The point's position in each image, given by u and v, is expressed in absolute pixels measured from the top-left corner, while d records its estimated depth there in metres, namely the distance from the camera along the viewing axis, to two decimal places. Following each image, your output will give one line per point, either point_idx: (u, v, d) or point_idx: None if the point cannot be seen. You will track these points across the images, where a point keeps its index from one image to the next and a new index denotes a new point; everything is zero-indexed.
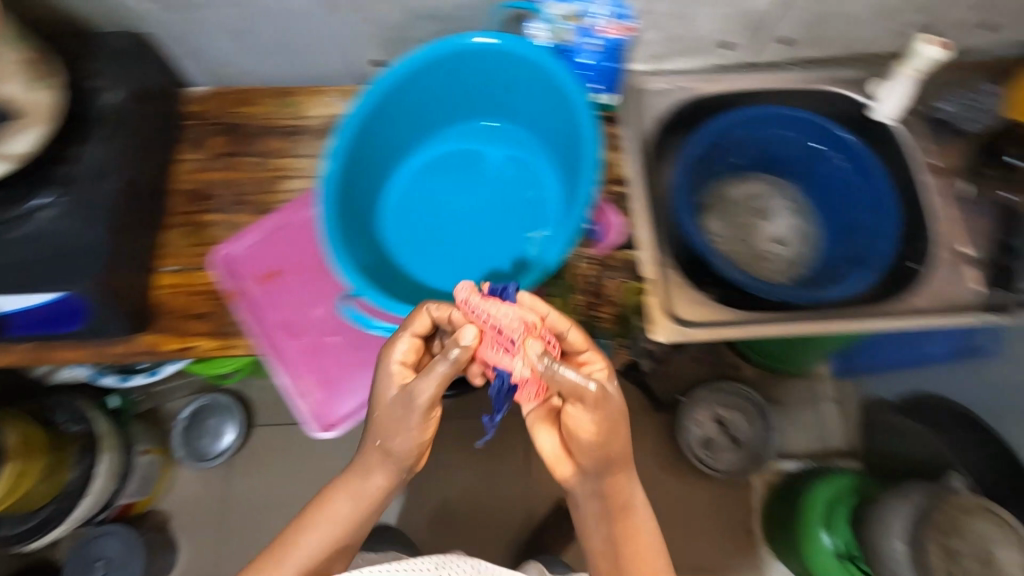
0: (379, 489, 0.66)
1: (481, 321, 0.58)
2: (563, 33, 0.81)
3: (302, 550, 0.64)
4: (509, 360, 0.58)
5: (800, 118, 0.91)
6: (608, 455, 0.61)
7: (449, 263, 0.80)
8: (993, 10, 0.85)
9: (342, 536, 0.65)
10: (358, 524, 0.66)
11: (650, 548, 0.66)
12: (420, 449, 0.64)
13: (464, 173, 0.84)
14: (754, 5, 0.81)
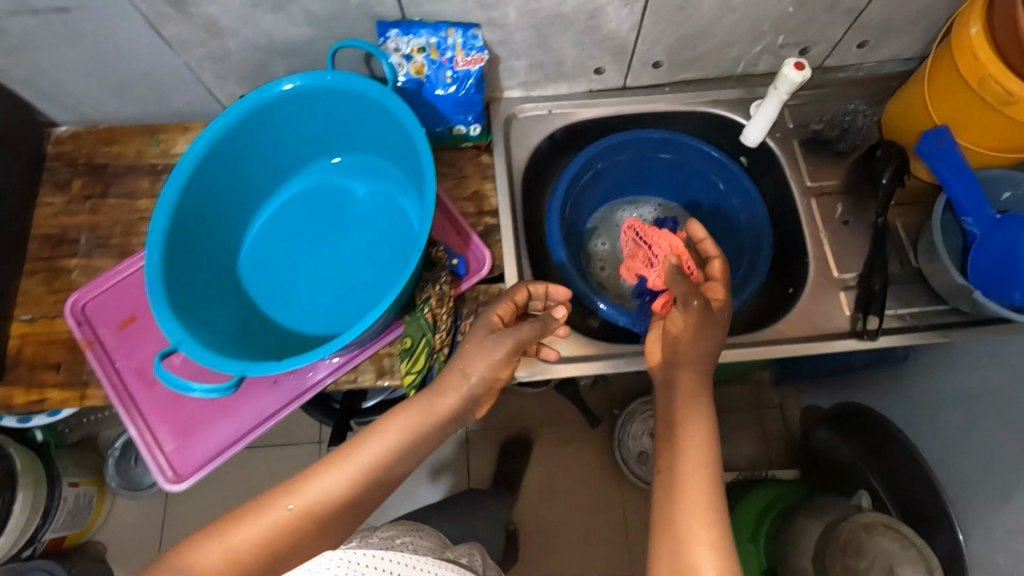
0: (448, 409, 0.63)
1: (642, 244, 0.82)
2: (416, 66, 0.78)
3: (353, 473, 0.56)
4: (651, 271, 0.79)
5: (679, 142, 0.90)
6: (687, 354, 0.62)
7: (305, 304, 0.78)
8: (861, 28, 0.84)
9: (387, 469, 0.58)
10: (405, 454, 0.60)
11: (692, 473, 0.55)
12: (485, 392, 0.65)
13: (330, 212, 0.82)
14: (612, 31, 0.79)
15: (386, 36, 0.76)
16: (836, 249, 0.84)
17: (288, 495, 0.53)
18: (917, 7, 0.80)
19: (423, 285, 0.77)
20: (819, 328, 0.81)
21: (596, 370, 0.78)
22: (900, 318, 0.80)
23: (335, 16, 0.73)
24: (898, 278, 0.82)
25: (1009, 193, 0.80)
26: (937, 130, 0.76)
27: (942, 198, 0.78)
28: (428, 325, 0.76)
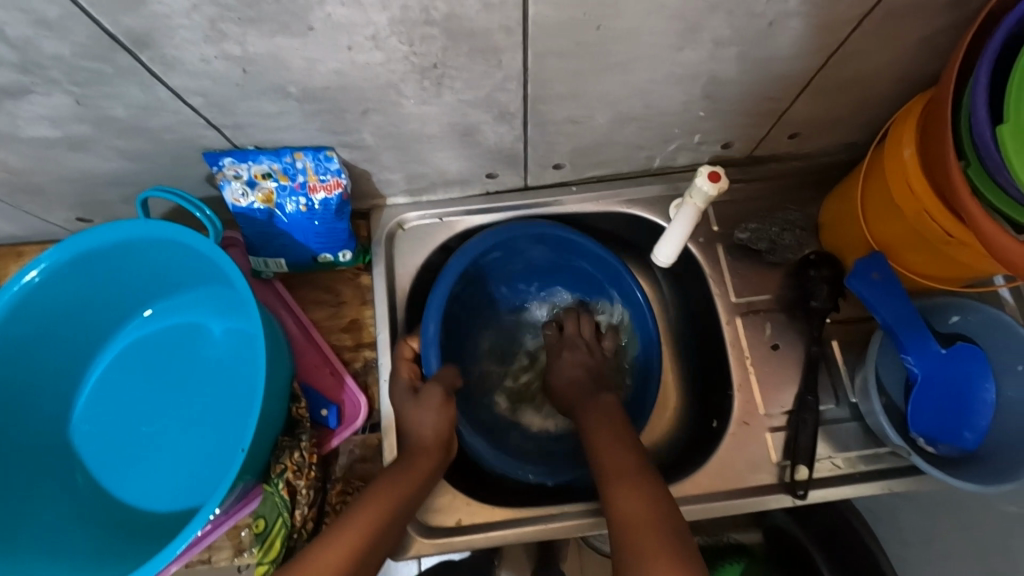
0: (427, 471, 0.64)
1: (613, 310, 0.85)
2: (263, 194, 0.66)
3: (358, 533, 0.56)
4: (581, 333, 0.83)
5: (574, 244, 0.79)
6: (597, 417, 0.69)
7: (144, 479, 0.66)
8: (790, 123, 0.71)
9: (384, 533, 0.58)
10: (398, 514, 0.60)
11: (635, 500, 0.57)
12: (448, 441, 0.68)
13: (174, 360, 0.69)
14: (494, 144, 0.67)
15: (220, 164, 0.63)
16: (765, 379, 0.73)
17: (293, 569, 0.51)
18: (854, 104, 0.68)
19: (279, 454, 0.67)
20: (745, 476, 0.71)
21: (483, 543, 0.68)
22: (836, 463, 0.70)
23: (151, 151, 0.61)
24: (833, 416, 0.72)
25: (957, 316, 0.70)
26: (870, 260, 0.66)
27: (878, 332, 0.68)
28: (284, 504, 0.66)
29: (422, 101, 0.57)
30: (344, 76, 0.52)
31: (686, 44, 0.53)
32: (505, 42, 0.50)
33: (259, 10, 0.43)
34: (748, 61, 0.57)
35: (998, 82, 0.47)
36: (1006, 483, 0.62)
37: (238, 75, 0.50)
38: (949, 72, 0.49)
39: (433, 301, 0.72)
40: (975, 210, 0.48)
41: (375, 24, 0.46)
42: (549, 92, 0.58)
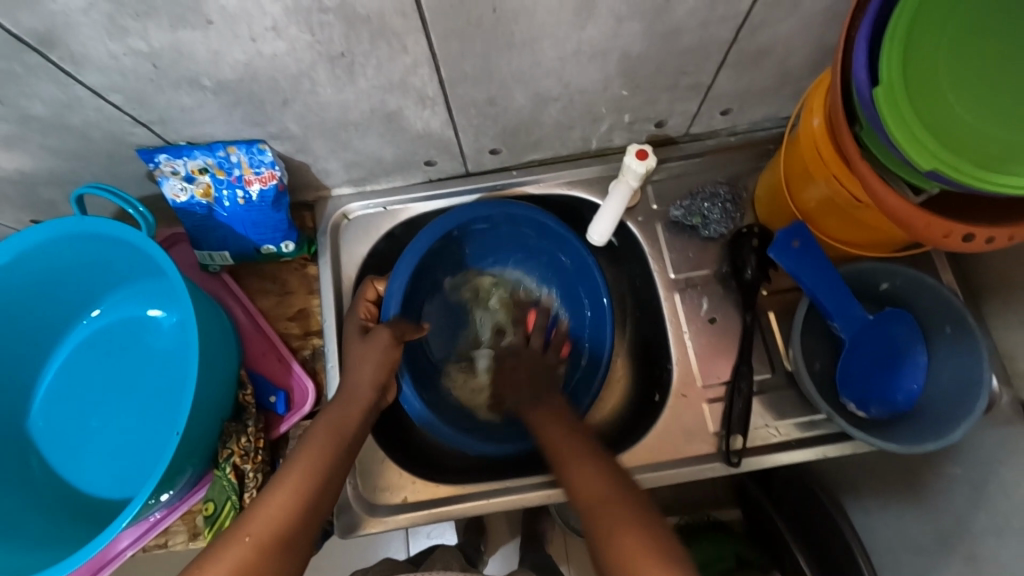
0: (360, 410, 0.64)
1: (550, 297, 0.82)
2: (201, 188, 0.68)
3: (295, 491, 0.55)
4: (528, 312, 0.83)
5: (546, 224, 0.79)
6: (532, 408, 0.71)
7: (96, 467, 0.69)
8: (717, 99, 0.72)
9: (328, 476, 0.57)
10: (339, 458, 0.59)
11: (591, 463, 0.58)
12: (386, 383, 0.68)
13: (121, 352, 0.72)
14: (422, 130, 0.69)
15: (155, 160, 0.65)
16: (703, 351, 0.75)
17: (243, 527, 0.51)
18: (775, 76, 0.68)
19: (226, 439, 0.69)
20: (683, 446, 0.72)
21: (428, 518, 0.70)
22: (772, 431, 0.71)
23: (85, 149, 0.63)
24: (768, 384, 0.73)
25: (886, 282, 0.70)
26: (792, 229, 0.67)
27: (805, 300, 0.69)
28: (232, 487, 0.68)
29: (339, 89, 0.59)
30: (254, 67, 0.54)
31: (586, 22, 0.55)
32: (404, 26, 0.51)
33: (152, 4, 0.45)
34: (653, 36, 0.58)
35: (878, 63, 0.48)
36: (930, 442, 0.63)
37: (149, 69, 0.52)
38: (833, 66, 0.50)
39: (411, 253, 0.74)
40: (892, 199, 0.49)
41: (270, 13, 0.47)
42: (463, 75, 0.59)
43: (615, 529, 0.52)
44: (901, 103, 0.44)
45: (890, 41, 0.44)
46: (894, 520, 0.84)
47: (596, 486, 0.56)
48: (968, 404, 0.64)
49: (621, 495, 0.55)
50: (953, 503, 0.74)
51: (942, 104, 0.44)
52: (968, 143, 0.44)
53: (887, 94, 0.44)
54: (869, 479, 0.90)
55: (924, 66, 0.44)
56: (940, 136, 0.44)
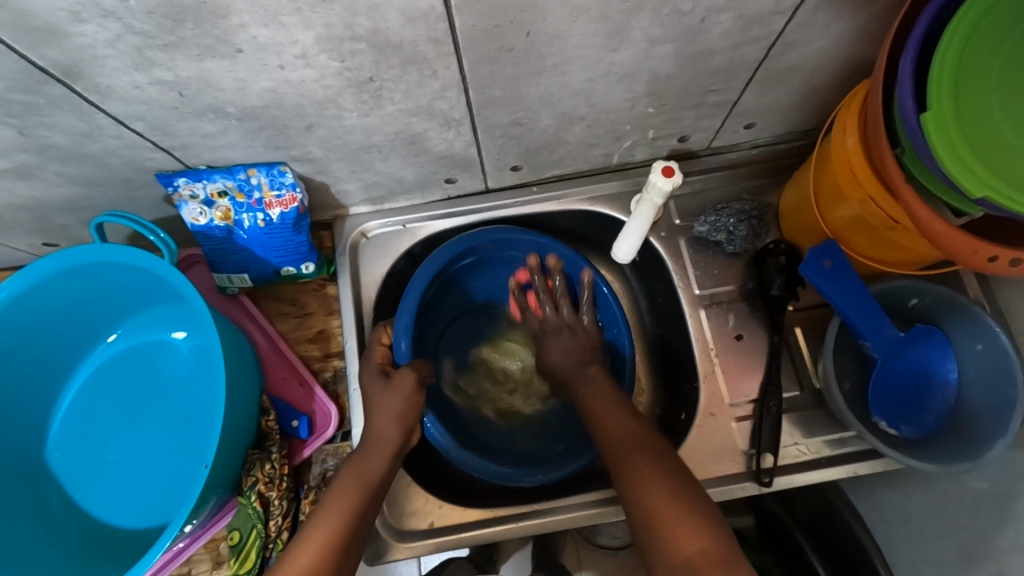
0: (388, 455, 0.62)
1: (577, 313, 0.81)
2: (221, 211, 0.67)
3: (324, 541, 0.53)
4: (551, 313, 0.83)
5: (543, 241, 0.78)
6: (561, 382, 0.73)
7: (117, 497, 0.68)
8: (742, 114, 0.71)
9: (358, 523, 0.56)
10: (367, 506, 0.58)
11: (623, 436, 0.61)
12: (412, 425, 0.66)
13: (140, 378, 0.71)
14: (445, 150, 0.67)
15: (173, 185, 0.64)
16: (730, 369, 0.74)
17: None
18: (802, 92, 0.67)
19: (250, 467, 0.68)
20: (711, 466, 0.71)
21: (453, 544, 0.69)
22: (801, 449, 0.71)
23: (103, 175, 0.62)
24: (796, 402, 0.72)
25: (915, 299, 0.70)
26: (823, 248, 0.66)
27: (836, 318, 0.68)
28: (257, 515, 0.67)
29: (364, 113, 0.58)
30: (280, 94, 0.52)
31: (618, 45, 0.54)
32: (435, 52, 0.50)
33: (181, 35, 0.43)
34: (684, 57, 0.57)
35: (923, 86, 0.47)
36: (963, 462, 0.63)
37: (174, 98, 0.51)
38: (876, 85, 0.49)
39: (416, 285, 0.72)
40: (940, 226, 0.48)
41: (301, 42, 0.46)
42: (490, 97, 0.58)
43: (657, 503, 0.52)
44: (957, 135, 0.43)
45: (938, 72, 0.43)
46: (916, 536, 0.84)
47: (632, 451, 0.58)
48: (1002, 422, 0.63)
49: (659, 471, 0.56)
50: (979, 518, 0.75)
51: (994, 135, 0.43)
52: (1022, 170, 0.43)
53: (941, 124, 0.43)
54: (891, 491, 0.89)
55: (971, 95, 0.43)
56: (996, 165, 0.43)
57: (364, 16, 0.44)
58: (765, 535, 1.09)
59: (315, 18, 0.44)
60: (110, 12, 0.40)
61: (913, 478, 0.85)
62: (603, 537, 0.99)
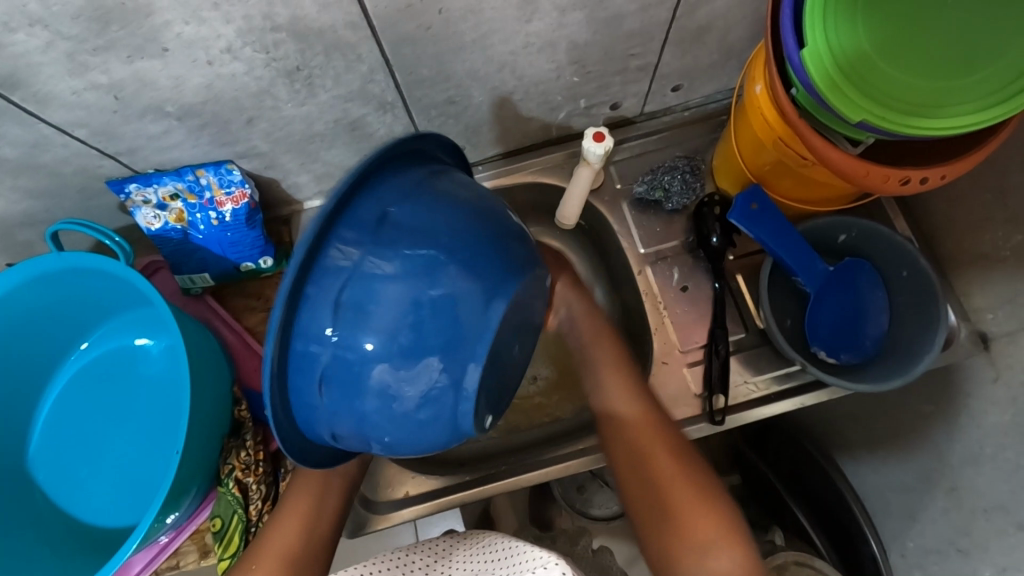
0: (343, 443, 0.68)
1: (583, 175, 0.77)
2: (175, 214, 0.70)
3: (293, 521, 0.63)
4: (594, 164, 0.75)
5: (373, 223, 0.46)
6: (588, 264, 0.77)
7: (99, 498, 0.70)
8: (666, 77, 0.75)
9: (311, 523, 0.63)
10: (320, 500, 0.65)
11: (683, 492, 0.59)
12: None
13: (112, 382, 0.73)
14: (386, 135, 0.71)
15: (126, 191, 0.66)
16: (679, 318, 0.78)
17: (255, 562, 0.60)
18: (718, 51, 0.72)
19: (226, 455, 0.70)
20: (669, 411, 0.75)
21: (431, 509, 0.73)
22: (751, 387, 0.75)
23: (57, 187, 0.64)
24: (743, 343, 0.77)
25: (843, 235, 0.74)
26: (750, 193, 0.70)
27: (768, 260, 0.72)
28: (237, 501, 0.69)
29: (300, 103, 0.61)
30: (215, 89, 0.55)
31: (529, 16, 0.57)
32: (356, 36, 0.53)
33: (110, 38, 0.46)
34: (596, 23, 0.61)
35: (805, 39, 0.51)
36: (895, 379, 0.67)
37: (112, 102, 0.53)
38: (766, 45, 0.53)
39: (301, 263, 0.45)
40: (847, 162, 0.53)
41: (225, 36, 0.49)
42: (418, 78, 0.62)
43: (664, 492, 0.60)
44: (864, 100, 0.48)
45: (826, 64, 0.48)
46: (882, 468, 0.88)
47: (650, 434, 0.64)
48: (929, 339, 0.68)
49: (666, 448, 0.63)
50: (933, 439, 0.79)
51: (890, 77, 0.48)
52: (927, 94, 0.48)
53: (855, 106, 0.48)
54: (855, 427, 0.93)
55: (856, 53, 0.48)
56: (911, 104, 0.48)
57: (281, 6, 0.47)
58: (751, 489, 1.11)
59: (234, 11, 0.47)
60: (36, 19, 0.43)
61: (871, 411, 0.90)
62: (595, 507, 1.01)
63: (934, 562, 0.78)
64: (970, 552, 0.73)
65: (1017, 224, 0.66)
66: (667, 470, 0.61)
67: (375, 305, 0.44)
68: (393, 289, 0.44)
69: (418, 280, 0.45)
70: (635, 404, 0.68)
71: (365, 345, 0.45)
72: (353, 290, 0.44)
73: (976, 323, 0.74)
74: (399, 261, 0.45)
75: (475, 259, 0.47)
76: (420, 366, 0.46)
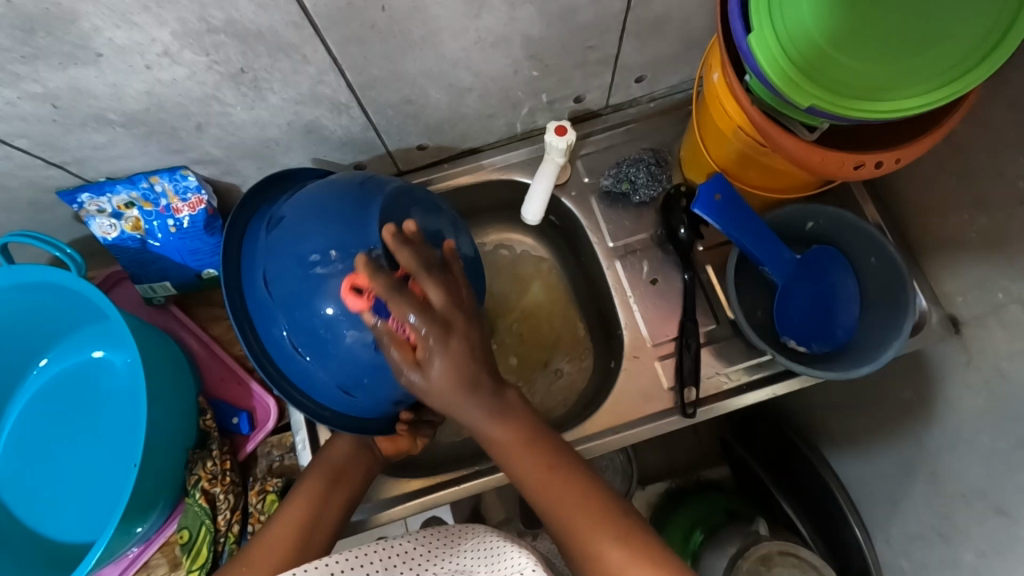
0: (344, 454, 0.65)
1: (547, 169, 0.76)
2: (131, 222, 0.69)
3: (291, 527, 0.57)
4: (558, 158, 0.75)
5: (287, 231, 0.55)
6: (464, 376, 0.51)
7: (65, 514, 0.69)
8: (629, 68, 0.74)
9: (313, 527, 0.59)
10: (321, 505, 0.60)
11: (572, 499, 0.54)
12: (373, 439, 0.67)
13: (75, 396, 0.72)
14: (345, 135, 0.70)
15: (78, 202, 0.65)
16: (650, 312, 0.77)
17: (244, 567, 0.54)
18: (678, 40, 0.71)
19: (193, 466, 0.70)
20: (642, 406, 0.74)
21: (405, 513, 0.71)
22: (725, 378, 0.74)
23: (5, 200, 0.63)
24: (715, 335, 0.76)
25: (811, 222, 0.73)
26: (712, 182, 0.69)
27: (735, 250, 0.71)
28: (204, 512, 0.68)
29: (250, 107, 0.60)
30: (157, 95, 0.54)
31: (477, 11, 0.56)
32: (298, 37, 0.52)
33: (38, 45, 0.45)
34: (548, 16, 0.60)
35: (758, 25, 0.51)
36: (866, 365, 0.67)
37: (51, 111, 0.52)
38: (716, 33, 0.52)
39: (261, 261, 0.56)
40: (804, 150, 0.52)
41: (161, 40, 0.48)
42: (370, 77, 0.61)
43: (580, 534, 0.52)
44: (812, 84, 0.47)
45: (770, 51, 0.47)
46: (863, 454, 0.88)
47: (544, 477, 0.55)
48: (900, 323, 0.67)
49: (562, 477, 0.55)
50: (911, 425, 0.78)
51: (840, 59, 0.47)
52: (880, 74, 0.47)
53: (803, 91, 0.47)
54: (837, 415, 0.93)
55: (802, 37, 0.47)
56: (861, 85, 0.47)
57: (215, 7, 0.46)
58: (740, 480, 1.11)
59: (165, 14, 0.45)
60: None
61: (852, 400, 0.89)
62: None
63: (917, 548, 0.78)
64: (951, 537, 0.72)
65: (982, 206, 0.65)
66: (550, 483, 0.55)
67: (323, 285, 0.53)
68: (336, 280, 0.52)
69: (355, 269, 0.53)
70: (501, 429, 0.55)
71: (327, 310, 0.53)
72: (303, 289, 0.54)
73: (948, 307, 0.73)
74: (341, 260, 0.53)
75: (358, 224, 0.54)
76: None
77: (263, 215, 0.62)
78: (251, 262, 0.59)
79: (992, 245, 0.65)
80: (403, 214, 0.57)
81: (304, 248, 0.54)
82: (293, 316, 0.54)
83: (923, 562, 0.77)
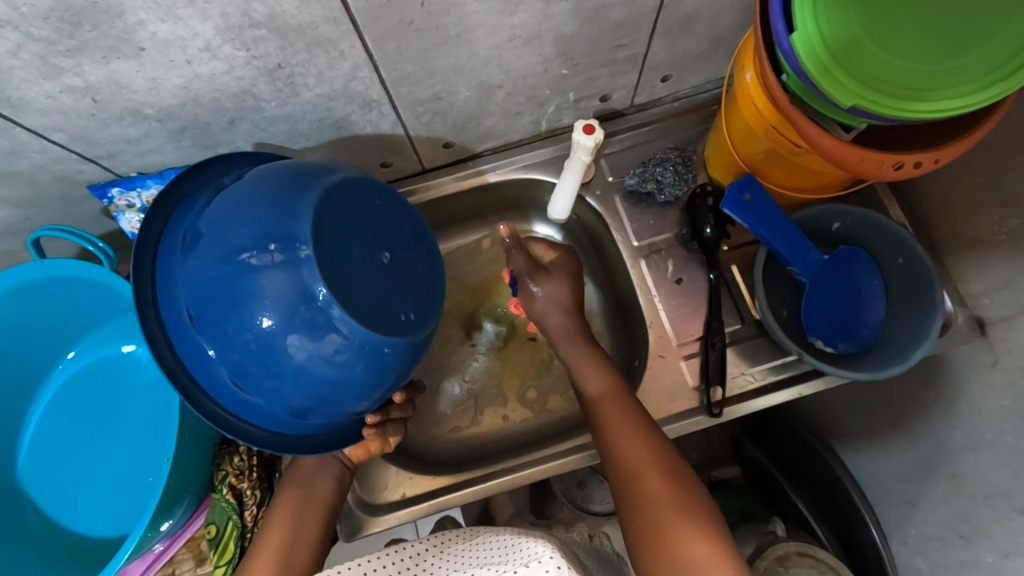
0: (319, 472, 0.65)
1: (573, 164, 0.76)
2: None
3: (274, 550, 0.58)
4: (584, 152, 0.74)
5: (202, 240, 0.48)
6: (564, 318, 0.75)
7: (90, 510, 0.69)
8: (656, 68, 0.74)
9: (295, 543, 0.59)
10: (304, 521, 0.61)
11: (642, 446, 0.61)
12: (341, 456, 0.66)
13: (101, 391, 0.72)
14: (373, 132, 0.70)
15: (108, 196, 0.65)
16: (673, 311, 0.77)
17: None
18: (707, 39, 0.70)
19: (221, 461, 0.70)
20: (665, 405, 0.74)
21: (428, 511, 0.72)
22: (749, 378, 0.74)
23: (36, 194, 0.63)
24: (739, 335, 0.76)
25: (837, 223, 0.73)
26: (742, 182, 0.69)
27: (762, 250, 0.71)
28: (231, 507, 0.68)
29: (283, 102, 0.60)
30: (194, 90, 0.54)
31: (513, 8, 0.56)
32: (337, 32, 0.52)
33: (82, 39, 0.45)
34: (580, 13, 0.60)
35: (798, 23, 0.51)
36: (892, 367, 0.67)
37: (90, 105, 0.52)
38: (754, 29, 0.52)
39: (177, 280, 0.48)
40: (841, 150, 0.52)
41: (203, 34, 0.48)
42: (402, 74, 0.61)
43: (659, 510, 0.55)
44: (853, 81, 0.47)
45: (812, 46, 0.47)
46: (881, 455, 0.88)
47: (630, 433, 0.62)
48: (928, 325, 0.67)
49: (644, 438, 0.61)
50: (932, 426, 0.78)
51: (882, 58, 0.47)
52: (923, 74, 0.47)
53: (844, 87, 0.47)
54: (855, 416, 0.92)
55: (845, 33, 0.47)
56: (903, 84, 0.47)
57: (258, 2, 0.46)
58: (753, 480, 1.11)
59: (210, 8, 0.45)
60: (5, 20, 0.42)
61: (871, 402, 0.89)
62: (596, 503, 1.00)
63: (936, 549, 0.78)
64: (971, 538, 0.72)
65: (1013, 207, 0.65)
66: (634, 444, 0.61)
67: (256, 289, 0.45)
68: (272, 279, 0.45)
69: (293, 268, 0.45)
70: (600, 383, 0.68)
71: (263, 319, 0.46)
72: (228, 295, 0.46)
73: (972, 308, 0.73)
74: (277, 253, 0.45)
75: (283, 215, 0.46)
76: (328, 334, 0.46)
77: (179, 221, 0.53)
78: (168, 274, 0.51)
79: (1020, 246, 0.65)
80: (345, 207, 0.49)
81: (232, 244, 0.46)
82: (219, 330, 0.47)
83: (941, 563, 0.77)
